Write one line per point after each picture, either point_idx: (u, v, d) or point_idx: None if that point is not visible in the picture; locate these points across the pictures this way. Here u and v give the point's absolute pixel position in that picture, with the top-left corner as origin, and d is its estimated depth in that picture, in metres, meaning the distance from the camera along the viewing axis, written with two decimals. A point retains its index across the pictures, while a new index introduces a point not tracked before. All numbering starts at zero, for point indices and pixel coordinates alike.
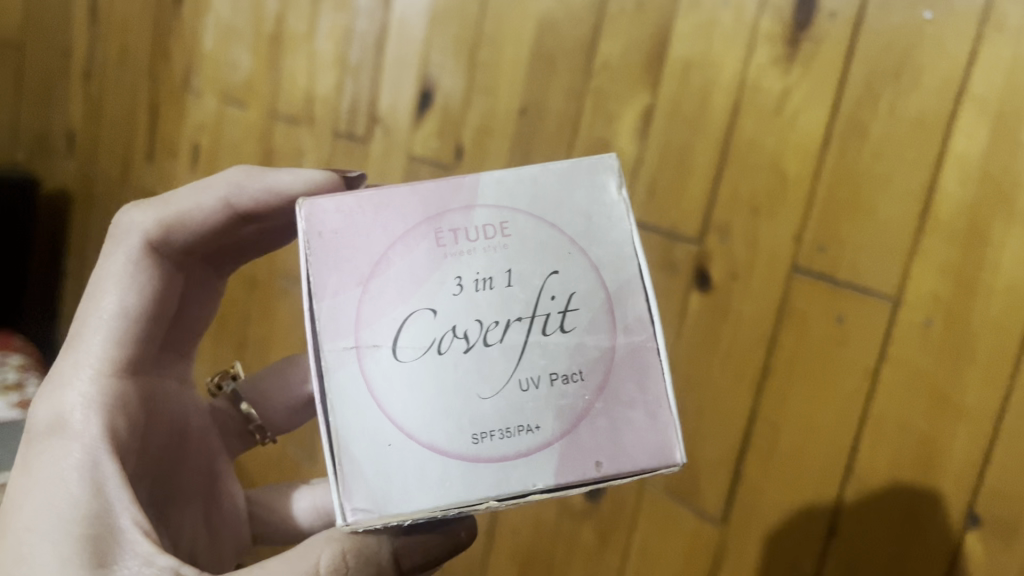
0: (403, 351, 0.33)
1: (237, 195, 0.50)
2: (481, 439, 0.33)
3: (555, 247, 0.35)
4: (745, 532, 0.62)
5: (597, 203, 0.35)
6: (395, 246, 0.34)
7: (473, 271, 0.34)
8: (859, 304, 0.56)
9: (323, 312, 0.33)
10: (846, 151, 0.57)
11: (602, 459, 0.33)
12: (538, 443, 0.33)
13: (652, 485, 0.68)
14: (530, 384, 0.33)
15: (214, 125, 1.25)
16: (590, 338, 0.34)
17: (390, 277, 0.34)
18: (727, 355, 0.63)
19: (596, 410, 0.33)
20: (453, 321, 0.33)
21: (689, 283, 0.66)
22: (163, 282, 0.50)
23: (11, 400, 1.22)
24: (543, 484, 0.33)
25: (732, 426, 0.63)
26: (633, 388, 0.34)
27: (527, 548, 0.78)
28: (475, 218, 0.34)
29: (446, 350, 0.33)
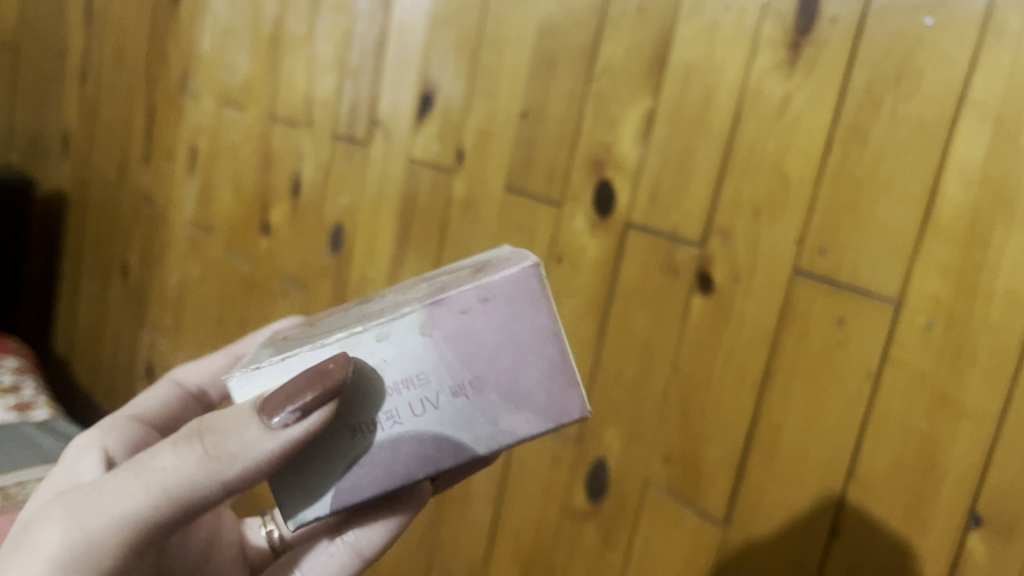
0: (332, 320, 0.45)
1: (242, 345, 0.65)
2: (370, 316, 0.41)
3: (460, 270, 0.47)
4: (749, 533, 0.63)
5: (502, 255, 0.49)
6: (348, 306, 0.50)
7: (399, 293, 0.47)
8: (862, 306, 0.57)
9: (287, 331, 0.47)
10: (848, 155, 0.57)
11: (462, 283, 0.38)
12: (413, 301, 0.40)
13: (654, 485, 0.69)
14: (418, 293, 0.42)
15: (212, 128, 1.25)
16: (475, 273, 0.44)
17: (340, 311, 0.48)
18: (729, 355, 0.64)
19: (463, 277, 0.41)
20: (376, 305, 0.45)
21: (690, 285, 0.66)
22: (174, 407, 0.62)
23: (9, 403, 1.23)
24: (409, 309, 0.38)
25: (734, 426, 0.64)
26: (503, 262, 0.41)
27: (529, 548, 0.79)
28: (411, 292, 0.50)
29: (364, 310, 0.44)
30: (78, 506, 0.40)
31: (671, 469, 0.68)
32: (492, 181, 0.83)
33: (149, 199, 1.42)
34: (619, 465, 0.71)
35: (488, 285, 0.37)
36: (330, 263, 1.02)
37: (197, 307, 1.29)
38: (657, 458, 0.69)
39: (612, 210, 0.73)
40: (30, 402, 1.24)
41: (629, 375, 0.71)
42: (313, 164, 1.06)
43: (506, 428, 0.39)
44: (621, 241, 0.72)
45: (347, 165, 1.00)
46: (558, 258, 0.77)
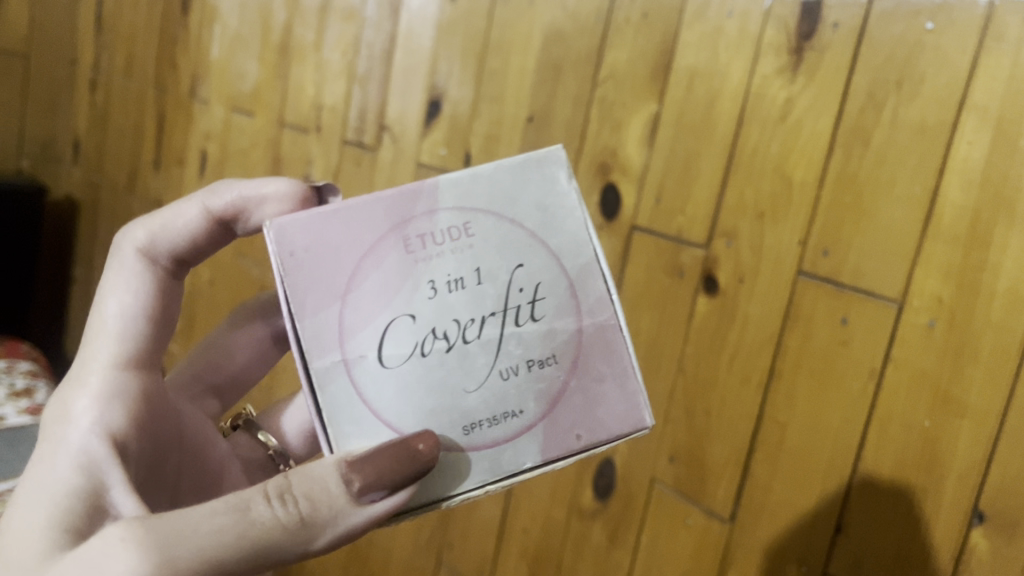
0: (389, 358, 0.38)
1: (214, 200, 0.49)
2: (471, 430, 0.38)
3: (517, 243, 0.40)
4: (755, 531, 0.63)
5: (551, 194, 0.40)
6: (367, 260, 0.38)
7: (444, 274, 0.38)
8: (865, 306, 0.58)
9: (307, 331, 0.37)
10: (850, 157, 0.58)
11: (581, 432, 0.39)
12: (522, 425, 0.39)
13: (660, 483, 0.70)
14: (509, 373, 0.39)
15: (222, 133, 1.27)
16: (558, 324, 0.40)
17: (365, 289, 0.38)
18: (733, 355, 0.65)
19: (567, 385, 0.39)
20: (433, 323, 0.38)
21: (695, 287, 0.67)
22: (156, 293, 0.48)
23: (21, 406, 1.25)
24: (532, 461, 0.39)
25: (740, 426, 0.64)
26: (603, 364, 0.40)
27: (537, 547, 0.80)
28: (439, 222, 0.39)
29: (429, 350, 0.38)
30: (160, 523, 0.36)
31: (677, 468, 0.68)
32: None
33: (159, 204, 1.43)
34: (625, 463, 0.72)
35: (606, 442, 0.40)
36: None
37: (207, 311, 1.30)
38: (663, 456, 0.69)
39: (617, 213, 0.74)
40: (43, 405, 1.26)
41: None
42: (321, 168, 1.07)
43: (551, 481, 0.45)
44: (627, 243, 0.73)
45: (355, 169, 1.02)
46: None
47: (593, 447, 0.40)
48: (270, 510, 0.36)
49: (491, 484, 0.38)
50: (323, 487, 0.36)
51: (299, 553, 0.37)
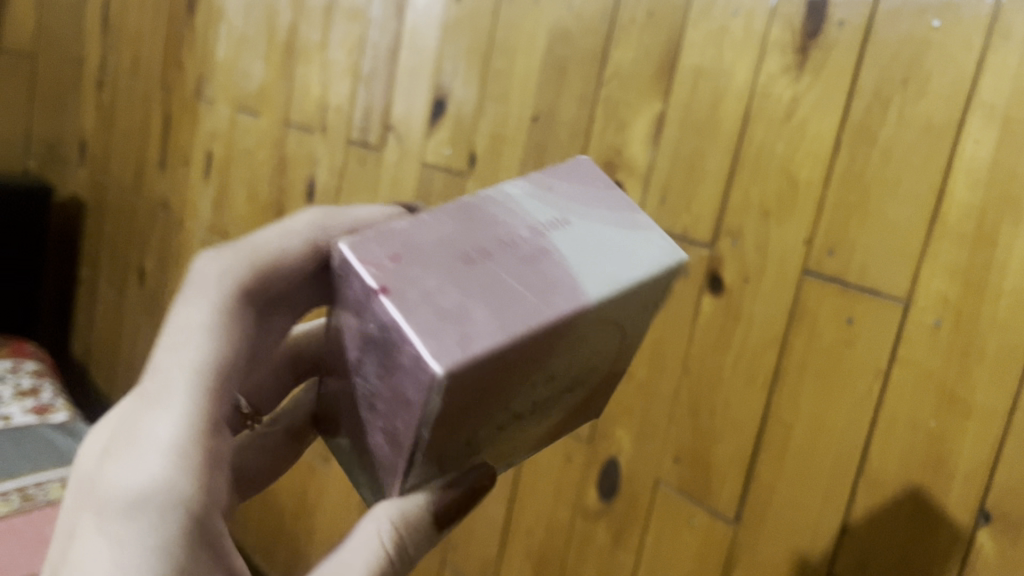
0: (473, 439, 0.40)
1: (327, 232, 0.47)
2: (496, 459, 0.45)
3: (606, 343, 0.42)
4: (759, 532, 0.63)
5: (649, 306, 0.42)
6: (502, 383, 0.36)
7: (548, 375, 0.40)
8: (870, 306, 0.57)
9: (423, 443, 0.37)
10: (856, 156, 0.58)
11: (553, 432, 0.50)
12: (524, 443, 0.47)
13: (665, 484, 0.69)
14: (542, 420, 0.45)
15: (227, 134, 1.27)
16: (590, 381, 0.46)
17: (485, 403, 0.37)
18: (738, 355, 0.65)
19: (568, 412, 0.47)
20: (517, 410, 0.41)
21: (701, 286, 0.67)
22: (243, 328, 0.45)
23: (27, 406, 1.26)
24: (514, 459, 0.49)
25: (745, 426, 0.64)
26: (594, 396, 0.49)
27: (541, 547, 0.80)
28: (570, 344, 0.38)
29: (504, 427, 0.41)
30: None
31: (682, 468, 0.68)
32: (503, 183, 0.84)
33: (164, 204, 1.43)
34: (630, 464, 0.72)
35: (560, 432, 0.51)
36: None
37: None
38: (668, 457, 0.69)
39: None
40: (49, 404, 1.27)
41: (641, 376, 0.71)
42: (326, 168, 1.07)
43: None
44: None
45: (360, 169, 1.02)
46: None
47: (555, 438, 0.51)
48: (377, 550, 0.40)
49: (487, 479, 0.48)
50: (421, 533, 0.41)
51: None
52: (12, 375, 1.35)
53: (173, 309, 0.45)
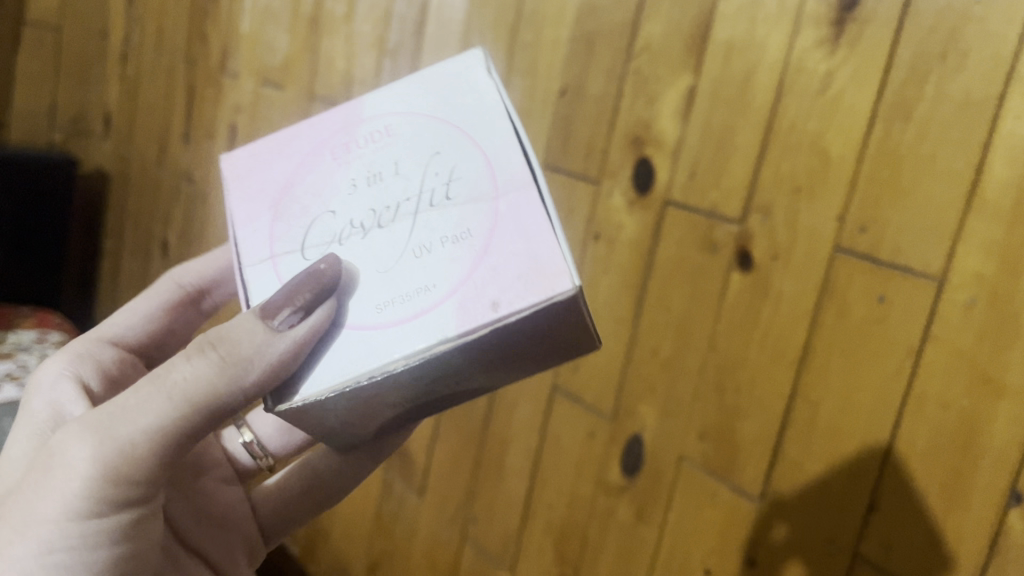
0: (309, 251, 0.41)
1: (193, 270, 0.62)
2: (385, 308, 0.38)
3: (439, 136, 0.41)
4: (784, 508, 0.63)
5: (472, 86, 0.41)
6: (299, 170, 0.43)
7: (363, 172, 0.41)
8: (902, 283, 0.57)
9: (243, 237, 0.42)
10: (890, 132, 0.57)
11: (497, 299, 0.36)
12: (431, 299, 0.37)
13: (688, 461, 0.69)
14: (421, 250, 0.38)
15: (252, 107, 1.27)
16: (472, 198, 0.39)
17: (293, 197, 0.42)
18: (766, 332, 0.64)
19: (481, 250, 0.37)
20: (350, 216, 0.41)
21: (729, 262, 0.66)
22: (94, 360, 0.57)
23: None
24: (444, 339, 0.36)
25: (772, 402, 0.64)
26: (521, 228, 0.37)
27: (562, 522, 0.80)
28: (362, 131, 0.42)
29: (345, 240, 0.40)
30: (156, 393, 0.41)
31: (706, 445, 0.68)
32: None
33: (188, 177, 1.44)
34: (653, 440, 0.72)
35: (525, 315, 0.35)
36: None
37: None
38: (692, 434, 0.69)
39: (650, 188, 0.73)
40: None
41: (666, 353, 0.71)
42: None
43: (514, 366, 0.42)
44: (659, 218, 0.72)
45: None
46: (596, 235, 0.77)
47: (511, 321, 0.36)
48: (192, 368, 0.41)
49: (398, 358, 0.36)
50: (238, 333, 0.40)
51: (240, 397, 0.41)
52: (37, 346, 1.36)
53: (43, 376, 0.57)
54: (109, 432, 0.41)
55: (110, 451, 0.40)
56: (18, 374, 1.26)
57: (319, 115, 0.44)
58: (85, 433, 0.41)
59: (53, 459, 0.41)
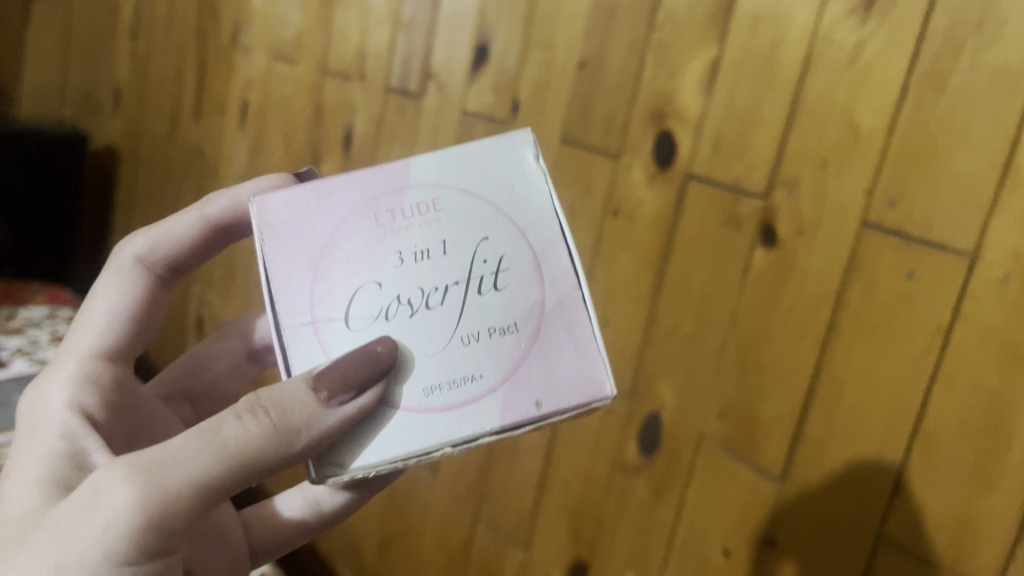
0: (354, 320, 0.43)
1: (210, 208, 0.55)
2: (432, 393, 0.42)
3: (482, 218, 0.45)
4: (806, 489, 0.62)
5: (518, 175, 0.46)
6: (339, 231, 0.44)
7: (412, 245, 0.44)
8: (932, 259, 0.55)
9: (280, 295, 0.43)
10: (922, 104, 0.55)
11: (541, 400, 0.43)
12: (481, 388, 0.43)
13: (708, 440, 0.68)
14: (470, 338, 0.43)
15: (263, 82, 1.26)
16: (520, 292, 0.44)
17: (336, 257, 0.43)
18: (789, 309, 0.63)
19: (526, 352, 0.44)
20: (396, 290, 0.43)
21: (753, 238, 0.65)
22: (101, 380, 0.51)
23: None
24: (491, 427, 0.42)
25: (795, 381, 0.62)
26: (564, 332, 0.44)
27: (577, 501, 0.79)
28: (408, 199, 0.45)
29: (392, 315, 0.43)
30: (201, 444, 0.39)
31: (726, 424, 0.67)
32: (547, 131, 0.82)
33: (199, 153, 1.43)
34: (672, 418, 0.71)
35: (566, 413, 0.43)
36: None
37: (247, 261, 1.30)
38: (712, 413, 0.68)
39: (672, 162, 0.71)
40: None
41: (686, 330, 0.70)
42: (363, 117, 1.06)
43: None
44: (680, 193, 0.70)
45: (399, 118, 1.00)
46: (615, 210, 0.76)
47: (552, 416, 0.43)
48: (242, 428, 0.40)
49: (451, 446, 0.42)
50: (293, 398, 0.40)
51: (285, 462, 0.40)
52: (47, 321, 1.36)
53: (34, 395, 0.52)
54: (148, 476, 0.38)
55: (152, 506, 0.38)
56: (30, 350, 1.26)
57: (356, 174, 0.45)
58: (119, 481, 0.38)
59: (91, 508, 0.38)
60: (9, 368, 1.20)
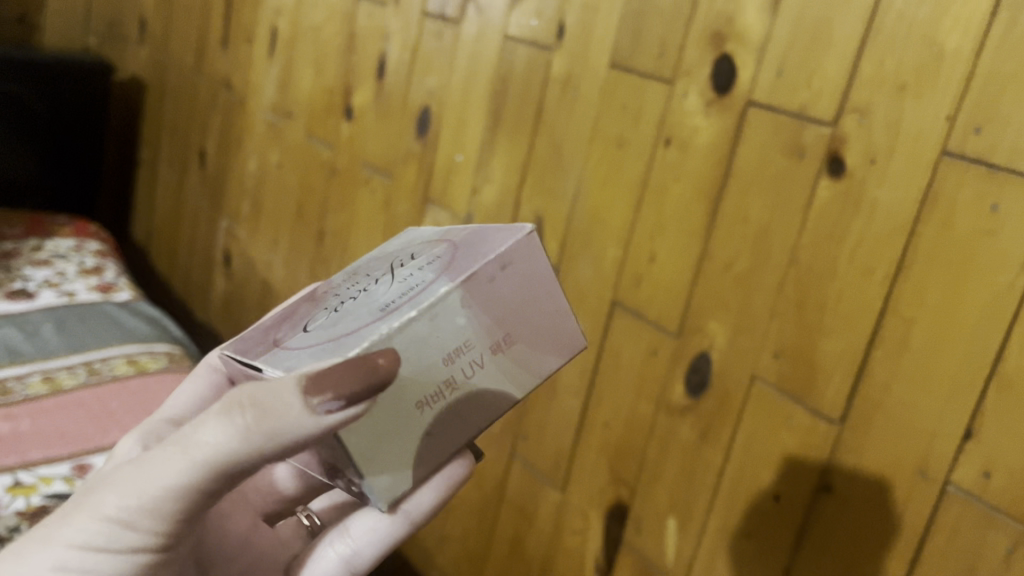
0: (312, 325, 0.42)
1: None
2: (387, 306, 0.40)
3: (393, 255, 0.49)
4: (868, 434, 0.59)
5: (408, 236, 0.52)
6: (291, 311, 0.47)
7: (348, 287, 0.47)
8: (1018, 191, 0.51)
9: (248, 351, 0.43)
10: (1017, 21, 0.51)
11: (473, 256, 0.41)
12: (425, 284, 0.40)
13: (761, 381, 0.65)
14: (407, 277, 0.43)
15: (294, 8, 1.21)
16: (434, 247, 0.45)
17: (293, 317, 0.46)
18: (855, 245, 0.59)
19: (453, 254, 0.43)
20: (341, 301, 0.44)
21: (817, 168, 0.61)
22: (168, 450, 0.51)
23: (91, 282, 1.27)
24: (443, 288, 0.39)
25: (858, 321, 0.59)
26: (477, 235, 0.44)
27: (618, 442, 0.77)
28: (337, 282, 0.49)
29: (342, 309, 0.43)
30: (182, 447, 0.39)
31: (782, 364, 0.64)
32: (595, 57, 0.78)
33: (227, 83, 1.39)
34: (722, 358, 0.68)
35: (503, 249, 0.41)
36: (417, 148, 1.00)
37: (276, 195, 1.27)
38: (767, 352, 0.65)
39: (730, 89, 0.67)
40: (112, 283, 1.28)
41: (741, 267, 0.66)
42: (399, 44, 1.01)
43: (539, 368, 0.43)
44: (739, 121, 0.66)
45: (436, 45, 0.96)
46: (667, 140, 0.72)
47: (494, 258, 0.40)
48: (218, 429, 0.38)
49: (412, 314, 0.38)
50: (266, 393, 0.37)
51: (262, 460, 0.38)
52: (75, 254, 1.35)
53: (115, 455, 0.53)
54: (139, 479, 0.39)
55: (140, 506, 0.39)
56: (57, 281, 1.25)
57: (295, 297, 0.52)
58: (115, 485, 0.40)
59: (85, 500, 0.40)
60: (37, 299, 1.19)
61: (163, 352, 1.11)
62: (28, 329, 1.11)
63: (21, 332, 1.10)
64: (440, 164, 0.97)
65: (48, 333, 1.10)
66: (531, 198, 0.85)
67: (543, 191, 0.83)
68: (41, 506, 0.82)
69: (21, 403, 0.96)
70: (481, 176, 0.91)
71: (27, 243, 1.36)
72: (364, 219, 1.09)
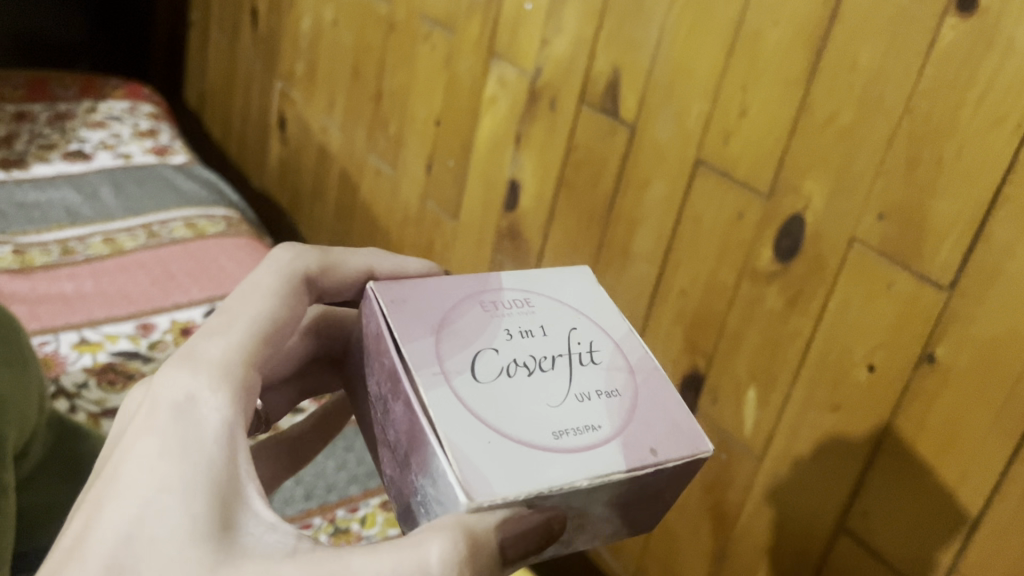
0: (481, 375, 0.41)
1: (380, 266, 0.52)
2: (562, 436, 0.40)
3: (571, 315, 0.47)
4: (982, 301, 0.54)
5: (588, 290, 0.49)
6: (454, 308, 0.44)
7: (517, 326, 0.44)
8: None
9: (409, 351, 0.41)
10: None
11: (656, 447, 0.41)
12: (600, 437, 0.40)
13: (861, 244, 0.60)
14: (584, 397, 0.42)
15: None
16: (614, 369, 0.44)
17: (455, 327, 0.43)
18: (983, 91, 0.53)
19: (632, 410, 0.42)
20: (512, 355, 0.43)
21: (945, 4, 0.54)
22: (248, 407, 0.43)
23: (146, 145, 1.25)
24: (621, 470, 0.39)
25: (980, 176, 0.53)
26: (659, 403, 0.43)
27: (696, 310, 0.73)
28: (506, 295, 0.46)
29: (513, 374, 0.42)
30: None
31: (886, 226, 0.59)
32: None
33: None
34: (818, 219, 0.63)
35: (680, 463, 0.40)
36: None
37: (331, 53, 1.22)
38: (870, 213, 0.59)
39: None
40: (167, 146, 1.25)
41: (845, 120, 0.60)
42: None
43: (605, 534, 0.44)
44: None
45: None
46: None
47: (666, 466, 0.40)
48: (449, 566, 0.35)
49: (595, 481, 0.38)
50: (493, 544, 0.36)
51: None
52: (129, 116, 1.32)
53: (163, 396, 0.41)
54: None
55: None
56: (112, 144, 1.23)
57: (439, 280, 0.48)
58: None
59: None
60: (94, 161, 1.17)
61: (221, 215, 1.08)
62: (86, 191, 1.09)
63: (79, 193, 1.08)
64: (506, 14, 0.90)
65: (106, 196, 1.09)
66: (607, 49, 0.79)
67: (623, 40, 0.77)
68: (107, 364, 0.82)
69: (83, 264, 0.95)
70: (551, 26, 0.84)
71: (81, 105, 1.33)
72: (425, 78, 1.03)
